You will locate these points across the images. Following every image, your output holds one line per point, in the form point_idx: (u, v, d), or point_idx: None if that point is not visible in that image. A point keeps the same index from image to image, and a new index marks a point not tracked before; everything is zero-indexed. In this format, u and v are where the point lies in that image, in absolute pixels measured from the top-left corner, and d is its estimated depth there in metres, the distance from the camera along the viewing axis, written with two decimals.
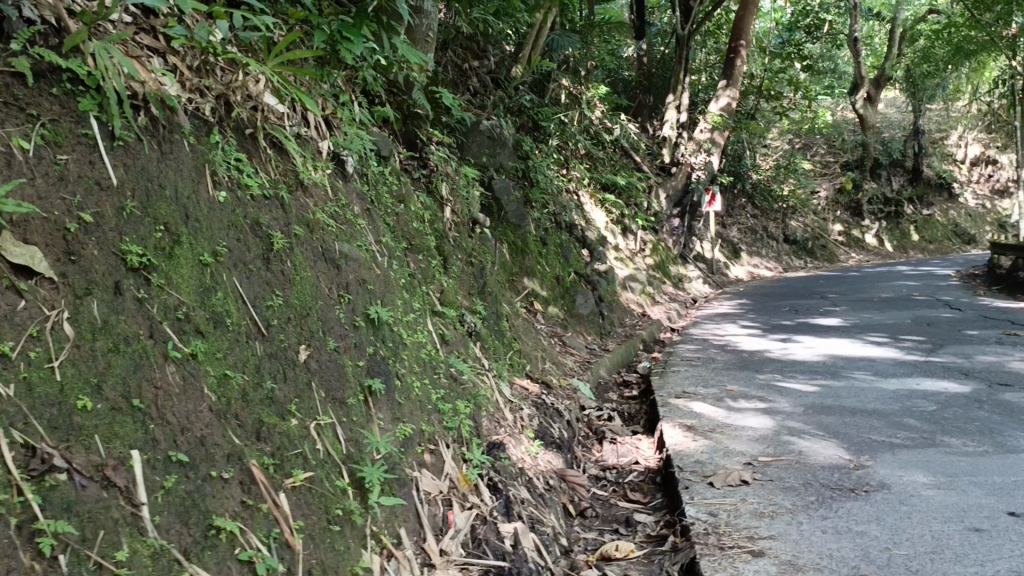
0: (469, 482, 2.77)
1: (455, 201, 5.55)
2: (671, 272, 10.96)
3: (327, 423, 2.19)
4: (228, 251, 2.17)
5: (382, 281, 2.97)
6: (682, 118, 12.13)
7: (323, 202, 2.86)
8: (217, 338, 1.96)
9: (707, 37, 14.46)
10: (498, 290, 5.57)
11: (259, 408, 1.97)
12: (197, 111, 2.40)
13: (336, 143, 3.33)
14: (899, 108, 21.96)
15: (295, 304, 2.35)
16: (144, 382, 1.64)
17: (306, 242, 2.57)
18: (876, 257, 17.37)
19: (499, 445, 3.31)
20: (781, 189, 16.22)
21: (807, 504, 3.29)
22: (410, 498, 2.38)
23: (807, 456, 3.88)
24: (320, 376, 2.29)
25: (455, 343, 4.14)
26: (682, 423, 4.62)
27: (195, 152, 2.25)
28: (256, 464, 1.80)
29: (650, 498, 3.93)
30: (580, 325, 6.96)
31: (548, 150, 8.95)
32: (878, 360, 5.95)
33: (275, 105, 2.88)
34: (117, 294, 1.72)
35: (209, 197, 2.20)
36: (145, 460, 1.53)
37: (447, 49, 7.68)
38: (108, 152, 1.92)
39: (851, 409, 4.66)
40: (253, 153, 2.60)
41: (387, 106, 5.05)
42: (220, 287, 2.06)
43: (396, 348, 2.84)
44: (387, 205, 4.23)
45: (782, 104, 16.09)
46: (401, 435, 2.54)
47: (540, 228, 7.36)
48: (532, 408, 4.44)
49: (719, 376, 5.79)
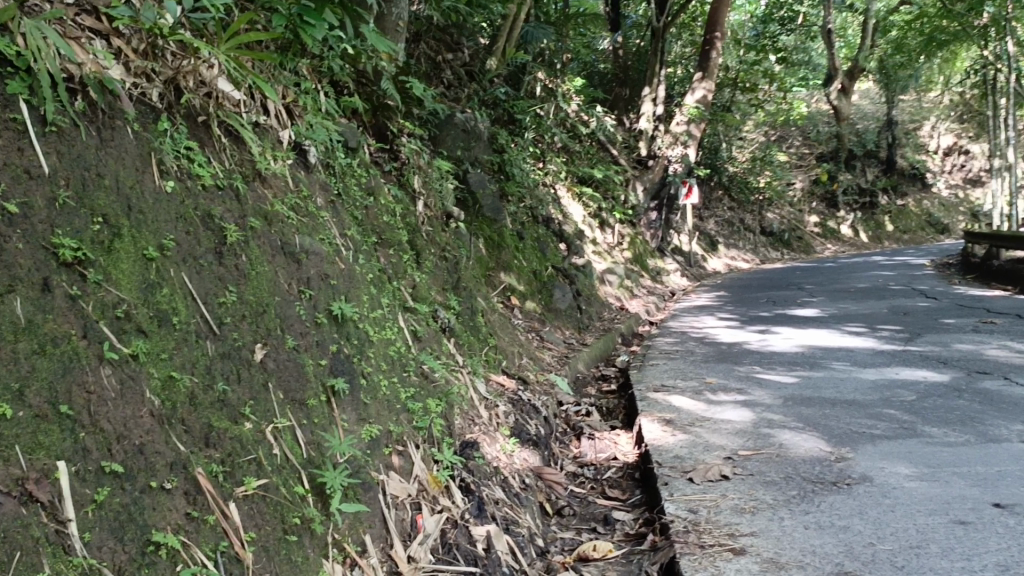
0: (440, 484, 2.66)
1: (428, 194, 5.43)
2: (649, 265, 10.89)
3: (285, 426, 2.07)
4: (175, 245, 2.04)
5: (346, 276, 2.85)
6: (659, 110, 12.09)
7: (283, 193, 2.74)
8: (162, 338, 1.82)
9: (682, 30, 14.40)
10: (473, 284, 5.46)
11: (209, 411, 1.84)
12: (143, 96, 2.26)
13: (298, 132, 3.20)
14: (874, 99, 22.07)
15: (251, 300, 2.22)
16: (75, 387, 1.51)
17: (263, 235, 2.44)
18: (852, 247, 17.45)
19: (472, 444, 3.20)
20: (758, 181, 16.23)
21: (789, 499, 3.21)
22: (376, 503, 2.26)
23: (788, 449, 3.80)
24: (277, 376, 2.17)
25: (428, 339, 4.02)
26: (661, 417, 4.53)
27: (140, 140, 2.11)
28: (203, 473, 1.68)
29: (629, 495, 3.84)
30: (558, 319, 6.86)
31: (524, 143, 8.85)
32: (858, 350, 5.89)
33: (231, 91, 2.74)
34: (46, 291, 1.58)
35: (155, 187, 2.07)
36: (74, 472, 1.40)
37: (420, 41, 7.57)
38: (38, 139, 1.78)
39: (831, 400, 4.60)
40: (205, 141, 2.46)
41: (355, 97, 4.91)
42: (166, 283, 1.93)
43: (362, 345, 2.71)
44: (356, 198, 4.11)
45: (758, 96, 16.08)
46: (366, 438, 2.42)
47: (516, 222, 7.25)
48: (508, 405, 4.33)
49: (698, 369, 5.72)
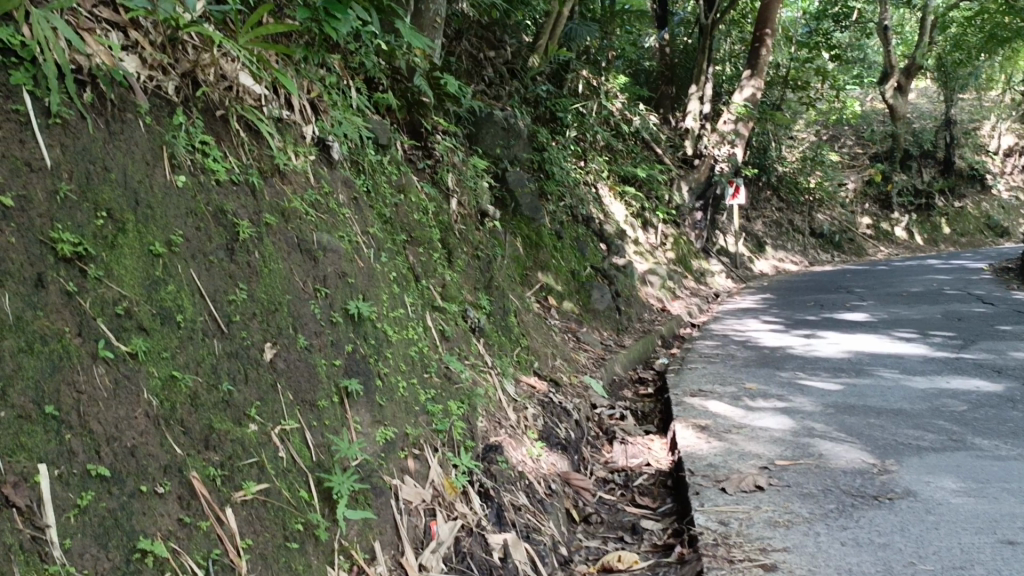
0: (457, 490, 2.58)
1: (462, 192, 5.36)
2: (693, 266, 10.67)
3: (294, 428, 2.02)
4: (184, 240, 2.00)
5: (366, 274, 2.79)
6: (705, 109, 11.87)
7: (303, 190, 2.70)
8: (165, 336, 1.78)
9: (732, 27, 14.11)
10: (506, 284, 5.37)
11: (211, 411, 1.79)
12: (158, 90, 2.23)
13: (322, 128, 3.15)
14: (931, 98, 21.43)
15: (262, 298, 2.17)
16: (64, 387, 1.48)
17: (278, 232, 2.39)
18: (905, 250, 16.95)
19: (496, 447, 3.11)
20: (808, 181, 15.86)
21: (826, 513, 3.06)
22: (388, 510, 2.19)
23: (827, 460, 3.65)
24: (288, 377, 2.11)
25: (457, 339, 3.96)
26: (696, 423, 4.40)
27: (152, 133, 2.08)
28: (199, 477, 1.63)
29: (659, 503, 3.72)
30: (596, 320, 6.74)
31: (566, 141, 8.72)
32: (907, 357, 5.67)
33: (252, 85, 2.70)
34: (39, 287, 1.55)
35: (165, 181, 2.03)
36: (56, 476, 1.37)
37: (461, 38, 7.52)
38: (41, 131, 1.75)
39: (876, 410, 4.41)
40: (222, 136, 2.42)
41: (389, 94, 4.85)
42: (173, 279, 1.89)
43: (380, 345, 2.65)
44: (384, 196, 4.06)
45: (809, 95, 15.70)
46: (381, 440, 2.36)
47: (555, 221, 7.14)
48: (537, 408, 4.24)
49: (738, 374, 5.56)
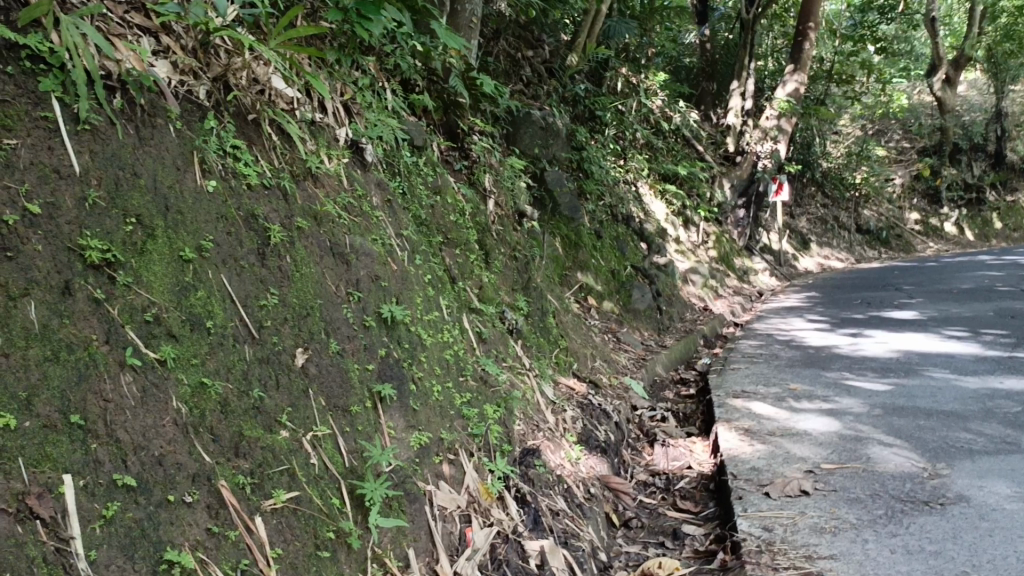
0: (492, 496, 2.53)
1: (499, 193, 5.33)
2: (735, 265, 10.49)
3: (326, 434, 1.99)
4: (215, 245, 1.99)
5: (399, 277, 2.75)
6: (748, 105, 11.67)
7: (336, 193, 2.68)
8: (194, 343, 1.77)
9: (774, 21, 13.85)
10: (545, 284, 5.33)
11: (241, 418, 1.77)
12: (189, 94, 2.23)
13: (357, 131, 3.14)
14: (981, 89, 20.84)
15: (294, 303, 2.15)
16: (90, 396, 1.48)
17: (311, 235, 2.38)
18: (955, 246, 16.49)
19: (533, 451, 3.05)
20: (854, 177, 15.52)
21: (874, 519, 2.96)
22: (422, 516, 2.15)
23: (875, 464, 3.53)
24: (319, 382, 2.09)
25: (494, 341, 3.92)
26: (739, 425, 4.30)
27: (182, 138, 2.07)
28: (228, 486, 1.61)
29: (701, 507, 3.63)
30: (637, 320, 6.65)
31: (605, 140, 8.63)
32: (958, 356, 5.49)
33: (284, 89, 2.70)
34: (66, 294, 1.55)
35: (196, 186, 2.03)
36: (82, 486, 1.37)
37: (499, 38, 7.50)
38: (70, 138, 1.76)
39: (926, 411, 4.27)
40: (254, 140, 2.41)
41: (425, 95, 4.84)
42: (203, 285, 1.88)
43: (414, 349, 2.61)
44: (420, 197, 4.04)
45: (854, 89, 15.36)
46: (415, 445, 2.33)
47: (594, 220, 7.07)
48: (576, 410, 4.19)
49: (782, 374, 5.43)
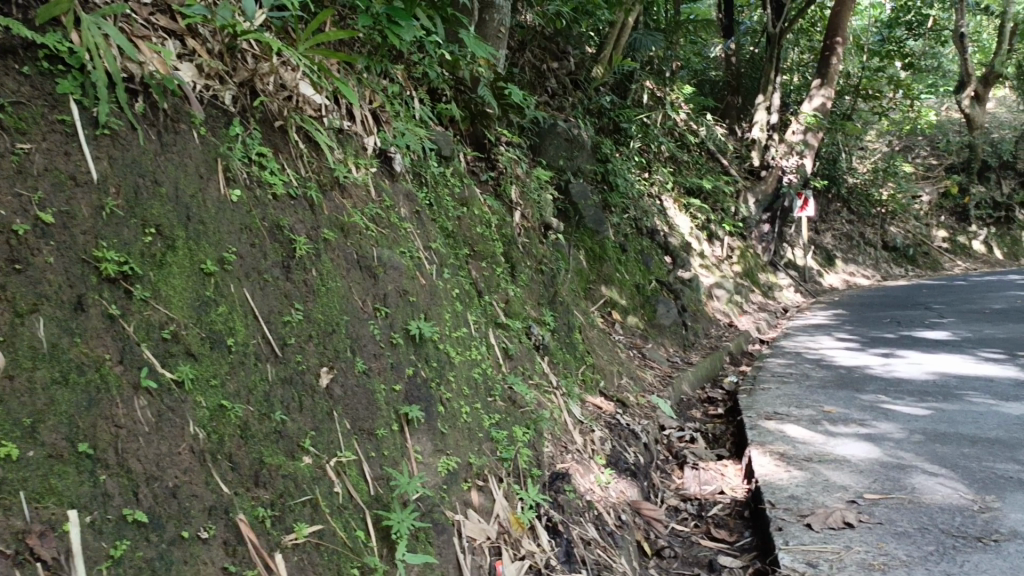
0: (523, 526, 2.40)
1: (525, 205, 5.21)
2: (760, 281, 10.31)
3: (351, 460, 1.88)
4: (238, 258, 1.88)
5: (428, 292, 2.64)
6: (774, 119, 11.50)
7: (363, 203, 2.57)
8: (214, 362, 1.66)
9: (801, 35, 13.66)
10: (570, 299, 5.20)
11: (262, 443, 1.66)
12: (214, 99, 2.13)
13: (384, 139, 3.04)
14: (1010, 107, 20.52)
15: (319, 319, 2.04)
16: (100, 421, 1.36)
17: (337, 248, 2.27)
18: (983, 265, 16.17)
19: (563, 475, 2.91)
20: (880, 194, 15.28)
21: (925, 556, 2.78)
22: (450, 548, 2.03)
23: (920, 494, 3.35)
24: (344, 404, 1.98)
25: (520, 358, 3.80)
26: (774, 449, 4.12)
27: (206, 145, 1.97)
28: (247, 520, 1.49)
29: (736, 537, 3.48)
30: (662, 336, 6.49)
31: (630, 152, 8.50)
32: (998, 379, 5.29)
33: (312, 95, 2.59)
34: (78, 311, 1.45)
35: (219, 195, 1.92)
36: (89, 523, 1.26)
37: (525, 49, 7.40)
38: (88, 142, 1.66)
39: (970, 438, 4.08)
40: (280, 147, 2.31)
41: (452, 104, 4.74)
42: (224, 300, 1.77)
43: (442, 368, 2.50)
44: (447, 208, 3.94)
45: (882, 104, 15.13)
46: (443, 471, 2.21)
47: (619, 234, 6.94)
48: (604, 430, 4.04)
49: (815, 396, 5.24)
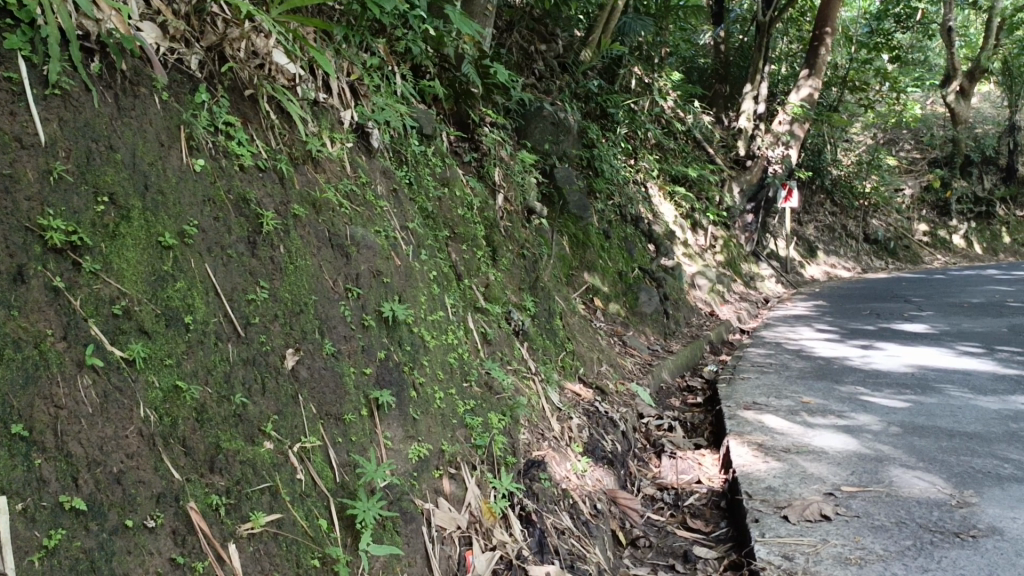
0: (496, 515, 2.33)
1: (508, 188, 5.12)
2: (742, 271, 10.28)
3: (315, 446, 1.80)
4: (199, 231, 1.78)
5: (403, 273, 2.54)
6: (761, 108, 11.40)
7: (338, 179, 2.48)
8: (168, 340, 1.56)
9: (790, 25, 13.58)
10: (552, 284, 5.13)
11: (219, 427, 1.57)
12: (179, 63, 2.02)
13: (362, 113, 2.93)
14: (994, 103, 20.59)
15: (286, 298, 1.95)
16: (39, 401, 1.27)
17: (308, 224, 2.17)
18: (962, 259, 16.24)
19: (540, 463, 2.84)
20: (863, 186, 15.30)
21: (903, 550, 2.72)
22: (418, 538, 1.95)
23: (898, 487, 3.29)
24: (311, 387, 1.89)
25: (499, 342, 3.73)
26: (751, 440, 4.07)
27: (169, 111, 1.87)
28: (198, 508, 1.40)
29: (712, 527, 3.43)
30: (643, 323, 6.43)
31: (617, 138, 8.41)
32: (975, 373, 5.26)
33: (286, 64, 2.48)
34: (18, 282, 1.35)
35: (181, 165, 1.82)
36: (21, 511, 1.17)
37: (513, 30, 7.28)
38: (37, 103, 1.56)
39: (947, 431, 4.04)
40: (250, 117, 2.20)
41: (436, 83, 4.63)
42: (183, 274, 1.68)
43: (416, 352, 2.41)
44: (428, 189, 3.85)
45: (868, 97, 15.10)
46: (413, 458, 2.13)
47: (603, 220, 6.86)
48: (582, 417, 3.98)
49: (794, 386, 5.20)
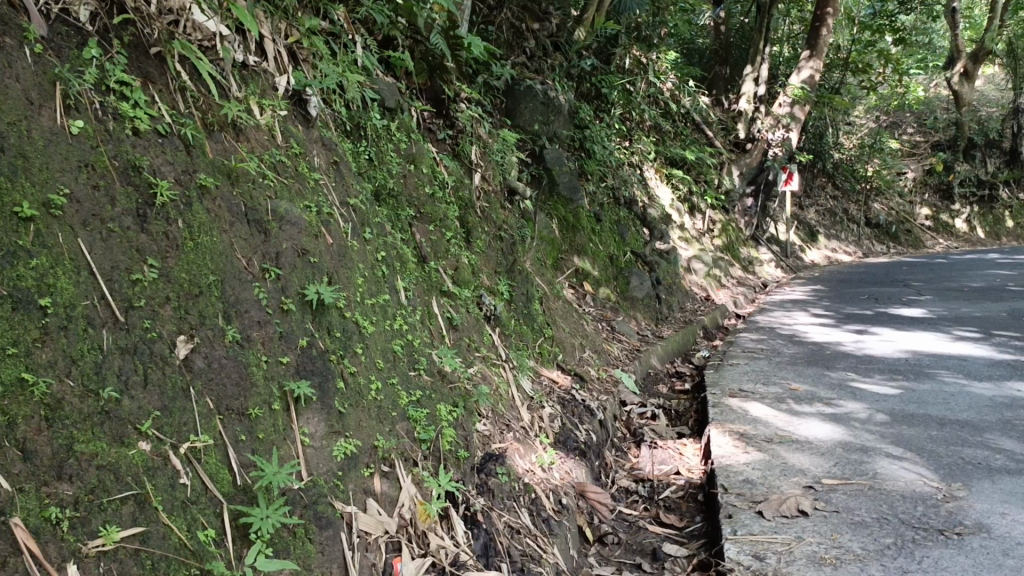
0: (433, 517, 2.10)
1: (485, 166, 4.87)
2: (741, 255, 10.02)
3: (209, 444, 1.59)
4: (73, 202, 1.58)
5: (336, 252, 2.32)
6: (761, 90, 11.06)
7: (264, 148, 2.26)
8: (15, 326, 1.36)
9: (791, 6, 13.20)
10: (533, 269, 4.90)
11: (77, 427, 1.37)
12: (65, 14, 1.81)
13: (301, 80, 2.69)
14: (999, 85, 20.23)
15: (182, 279, 1.73)
16: None
17: (219, 196, 1.96)
18: (965, 244, 16.01)
19: (497, 457, 2.61)
20: (865, 170, 15.01)
21: (882, 549, 2.51)
22: (335, 546, 1.74)
23: (883, 480, 3.07)
24: (209, 379, 1.68)
25: (467, 328, 3.52)
26: (734, 429, 3.85)
27: (41, 66, 1.67)
28: (26, 525, 1.23)
29: (687, 522, 3.22)
30: (634, 309, 6.20)
31: (610, 119, 8.14)
32: (971, 358, 5.03)
33: (203, 21, 2.24)
34: None
35: (52, 128, 1.62)
36: None
37: (503, 6, 6.76)
38: None
39: (938, 419, 3.82)
40: (155, 77, 1.97)
41: (405, 57, 4.37)
42: (46, 250, 1.48)
43: (348, 338, 2.19)
44: (389, 166, 3.62)
45: (871, 80, 14.73)
46: (338, 456, 1.91)
47: (594, 203, 6.62)
48: (555, 406, 3.76)
49: (784, 373, 4.97)
